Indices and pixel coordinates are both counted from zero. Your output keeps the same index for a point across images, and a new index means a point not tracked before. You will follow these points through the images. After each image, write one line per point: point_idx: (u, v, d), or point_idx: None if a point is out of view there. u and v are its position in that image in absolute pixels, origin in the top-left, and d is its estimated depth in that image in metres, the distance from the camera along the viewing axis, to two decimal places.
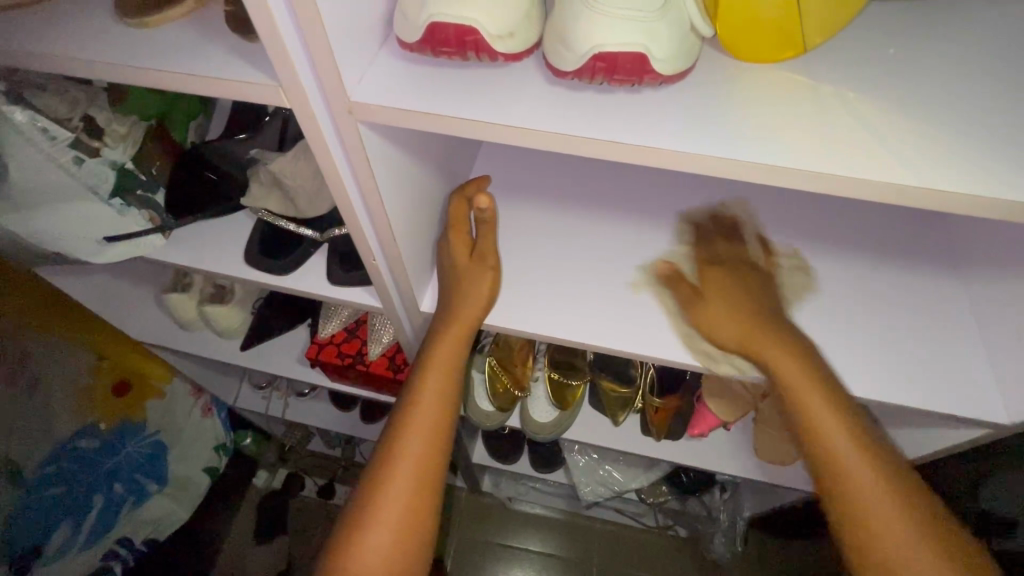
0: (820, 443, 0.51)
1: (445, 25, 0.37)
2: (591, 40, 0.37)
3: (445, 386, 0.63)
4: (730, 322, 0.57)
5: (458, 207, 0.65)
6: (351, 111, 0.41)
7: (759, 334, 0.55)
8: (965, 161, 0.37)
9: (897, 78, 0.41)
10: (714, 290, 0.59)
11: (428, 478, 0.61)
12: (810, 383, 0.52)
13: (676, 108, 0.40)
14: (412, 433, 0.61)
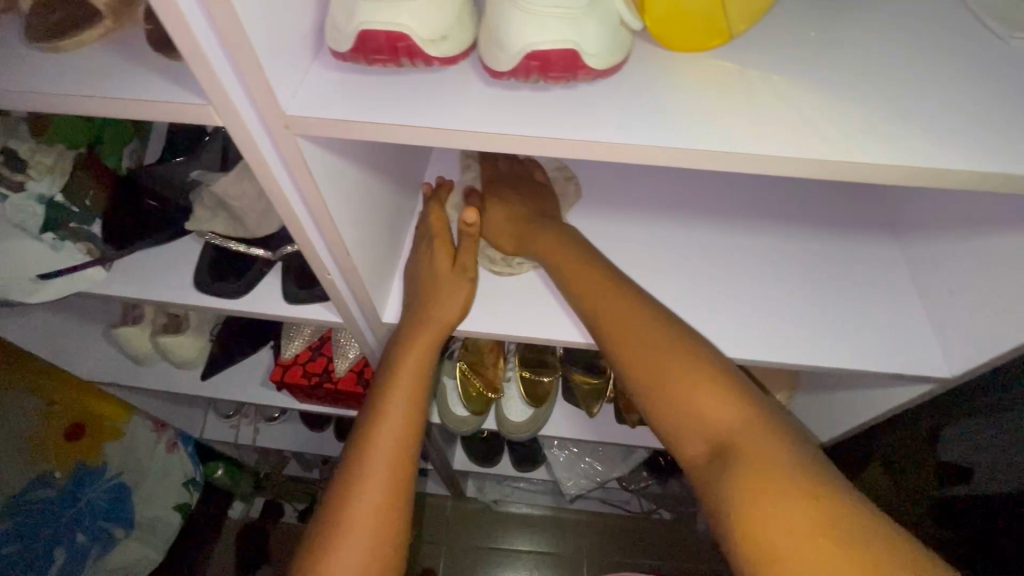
0: (708, 430, 0.44)
1: (374, 34, 0.32)
2: (521, 36, 0.31)
3: (415, 392, 0.61)
4: (610, 306, 0.51)
5: (438, 218, 0.63)
6: (288, 126, 0.36)
7: (636, 317, 0.50)
8: (887, 136, 0.34)
9: (827, 54, 0.38)
10: (584, 277, 0.54)
11: (396, 487, 0.59)
12: (693, 364, 0.47)
13: (622, 97, 0.36)
14: (382, 443, 0.59)
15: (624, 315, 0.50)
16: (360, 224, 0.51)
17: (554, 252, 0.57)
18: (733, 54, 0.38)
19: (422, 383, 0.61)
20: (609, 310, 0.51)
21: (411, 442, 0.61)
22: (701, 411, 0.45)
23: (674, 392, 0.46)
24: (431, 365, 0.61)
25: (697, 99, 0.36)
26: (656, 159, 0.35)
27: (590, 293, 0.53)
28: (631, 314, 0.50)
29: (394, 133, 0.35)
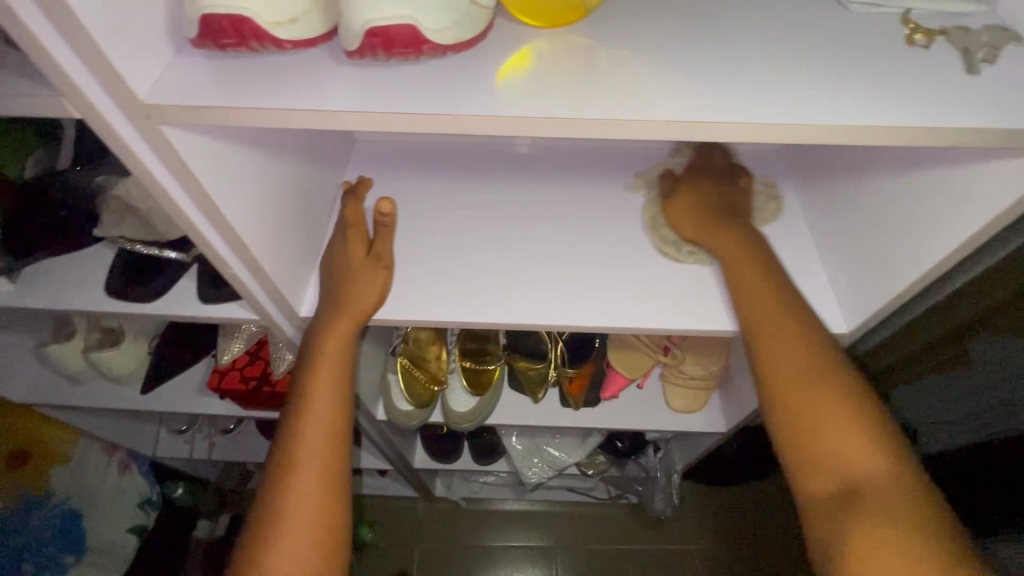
0: (838, 469, 0.48)
1: (216, 16, 0.32)
2: (360, 13, 0.32)
3: (338, 379, 0.60)
4: (774, 338, 0.52)
5: (352, 208, 0.62)
6: (149, 115, 0.36)
7: (790, 354, 0.52)
8: (731, 94, 0.36)
9: (676, 24, 0.40)
10: (759, 298, 0.54)
11: (330, 478, 0.59)
12: (837, 406, 0.49)
13: (481, 70, 0.37)
14: (310, 433, 0.59)
15: (790, 347, 0.52)
16: (262, 217, 0.51)
17: (738, 257, 0.56)
18: (588, 28, 0.40)
19: (345, 369, 0.61)
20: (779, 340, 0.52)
21: (339, 434, 0.60)
22: (837, 451, 0.48)
23: (818, 434, 0.49)
24: (353, 351, 0.60)
25: (553, 70, 0.37)
26: (514, 129, 0.36)
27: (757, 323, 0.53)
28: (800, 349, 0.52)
29: (256, 115, 0.36)
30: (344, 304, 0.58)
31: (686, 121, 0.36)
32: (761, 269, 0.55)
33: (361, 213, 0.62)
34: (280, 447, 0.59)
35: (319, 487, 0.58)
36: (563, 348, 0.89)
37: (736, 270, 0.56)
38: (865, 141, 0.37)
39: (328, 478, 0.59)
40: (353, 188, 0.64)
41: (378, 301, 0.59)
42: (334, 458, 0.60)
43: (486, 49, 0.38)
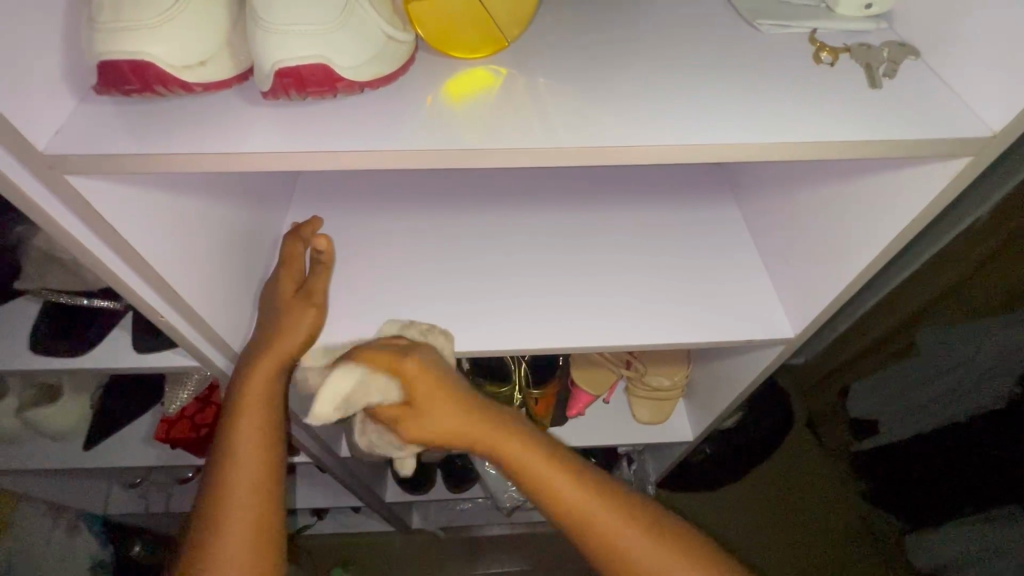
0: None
1: (115, 63, 0.31)
2: (269, 55, 0.32)
3: (266, 422, 0.56)
4: (592, 521, 0.49)
5: (293, 247, 0.57)
6: (52, 167, 0.34)
7: (618, 548, 0.49)
8: (651, 119, 0.37)
9: (599, 51, 0.42)
10: (559, 491, 0.50)
11: (264, 522, 0.55)
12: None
13: (402, 106, 0.37)
14: (237, 487, 0.55)
15: (619, 537, 0.49)
16: (194, 261, 0.49)
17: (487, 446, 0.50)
18: (512, 57, 0.40)
19: (274, 409, 0.57)
20: (598, 528, 0.49)
21: (273, 474, 0.57)
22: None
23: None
24: (281, 390, 0.57)
25: (480, 100, 0.38)
26: (439, 163, 0.36)
27: (563, 508, 0.49)
28: (620, 536, 0.49)
29: (169, 161, 0.34)
30: (276, 342, 0.55)
31: (609, 145, 0.36)
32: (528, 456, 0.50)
33: (302, 254, 0.58)
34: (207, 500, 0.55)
35: (251, 545, 0.54)
36: (527, 369, 0.87)
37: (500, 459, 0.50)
38: (785, 157, 0.38)
39: (263, 530, 0.55)
40: (301, 227, 0.59)
41: (306, 343, 0.56)
42: (265, 510, 0.55)
43: (409, 82, 0.38)
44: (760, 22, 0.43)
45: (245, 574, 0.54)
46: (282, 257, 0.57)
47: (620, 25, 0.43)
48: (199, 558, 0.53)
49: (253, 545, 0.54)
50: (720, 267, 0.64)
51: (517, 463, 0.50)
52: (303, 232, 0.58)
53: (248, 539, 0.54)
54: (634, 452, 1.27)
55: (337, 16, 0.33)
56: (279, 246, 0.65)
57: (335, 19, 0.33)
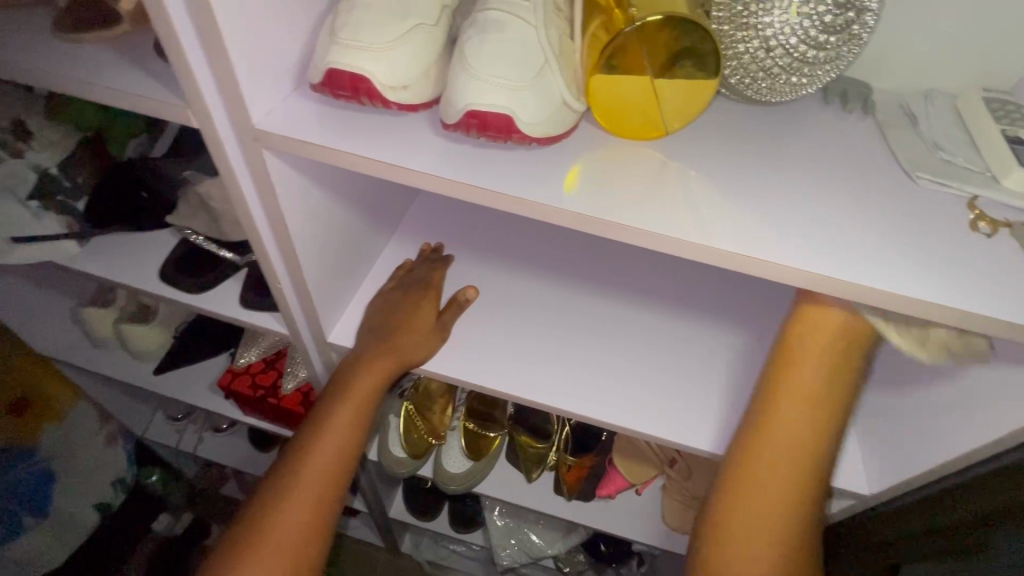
0: (768, 470, 0.46)
1: (340, 72, 0.36)
2: (465, 96, 0.35)
3: (359, 417, 0.58)
4: (819, 386, 0.45)
5: (435, 273, 0.66)
6: (256, 138, 0.40)
7: (801, 395, 0.45)
8: (785, 241, 0.39)
9: (749, 163, 0.43)
10: (802, 388, 0.45)
11: (320, 515, 0.57)
12: (800, 466, 0.46)
13: (558, 168, 0.40)
14: (311, 471, 0.57)
15: (776, 471, 0.46)
16: (320, 243, 0.54)
17: (808, 383, 0.45)
18: (666, 149, 0.43)
19: (368, 410, 0.59)
20: (793, 387, 0.46)
21: (344, 471, 0.58)
22: (771, 501, 0.46)
23: (749, 488, 0.47)
24: (382, 394, 0.60)
25: (628, 182, 0.40)
26: (572, 226, 0.39)
27: (803, 397, 0.45)
28: (806, 390, 0.45)
29: (345, 159, 0.39)
30: (390, 347, 0.59)
31: (732, 254, 0.38)
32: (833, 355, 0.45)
33: (437, 278, 0.66)
34: (283, 461, 0.58)
35: (311, 512, 0.57)
36: (568, 434, 0.88)
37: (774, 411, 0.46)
38: (910, 311, 0.38)
39: (319, 514, 0.57)
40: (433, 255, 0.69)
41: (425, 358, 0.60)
42: (327, 500, 0.57)
43: (568, 148, 0.41)
44: (920, 175, 0.43)
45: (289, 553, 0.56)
46: (427, 279, 0.65)
47: (775, 142, 0.45)
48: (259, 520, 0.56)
49: (302, 530, 0.56)
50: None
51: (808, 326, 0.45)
52: (447, 259, 0.69)
53: (306, 520, 0.56)
54: (647, 555, 1.19)
55: (531, 77, 0.36)
56: (386, 251, 0.71)
57: (528, 78, 0.36)
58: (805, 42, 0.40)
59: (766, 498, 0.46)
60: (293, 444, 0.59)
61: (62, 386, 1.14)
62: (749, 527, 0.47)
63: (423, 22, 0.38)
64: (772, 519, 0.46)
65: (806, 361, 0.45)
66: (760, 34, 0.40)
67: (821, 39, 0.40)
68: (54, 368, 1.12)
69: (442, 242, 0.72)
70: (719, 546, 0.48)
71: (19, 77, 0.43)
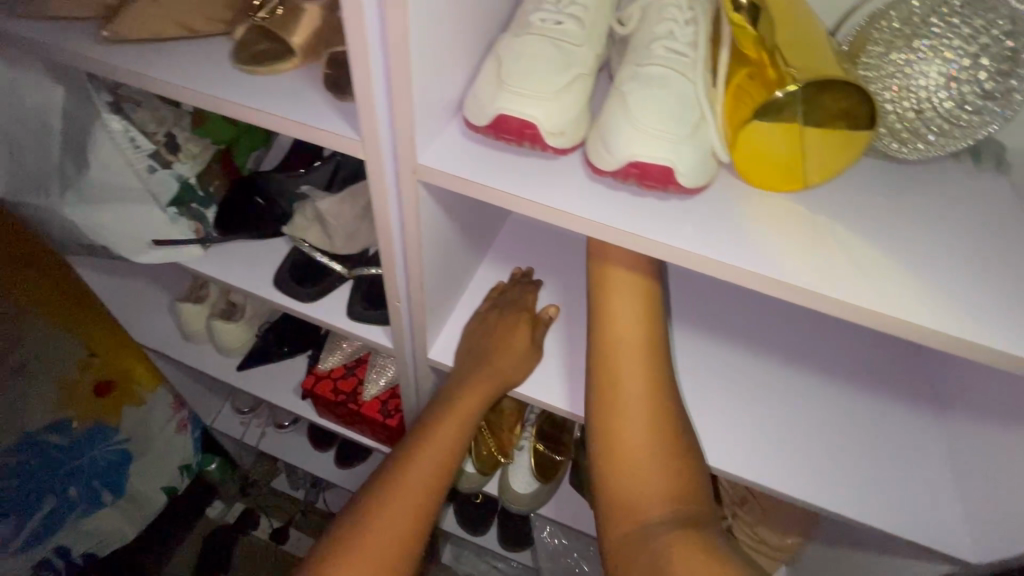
0: (636, 422, 0.50)
1: (509, 117, 0.39)
2: (628, 146, 0.37)
3: (461, 430, 0.62)
4: (631, 324, 0.52)
5: (526, 294, 0.68)
6: (415, 172, 0.43)
7: (627, 339, 0.52)
8: (925, 301, 0.38)
9: (888, 219, 0.43)
10: (629, 334, 0.52)
11: (416, 523, 0.58)
12: (652, 413, 0.51)
13: (700, 215, 0.41)
14: (414, 480, 0.59)
15: (631, 415, 0.50)
16: (437, 266, 0.56)
17: (626, 324, 0.53)
18: (803, 200, 0.43)
19: (470, 425, 0.63)
20: (618, 339, 0.52)
21: (443, 482, 0.61)
22: (646, 455, 0.50)
23: (624, 443, 0.50)
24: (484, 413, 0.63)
25: (767, 231, 0.41)
26: (710, 272, 0.40)
27: (627, 343, 0.52)
28: (634, 336, 0.52)
29: (500, 196, 0.41)
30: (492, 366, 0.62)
31: (875, 314, 0.38)
32: (639, 303, 0.53)
33: (530, 301, 0.67)
34: (385, 467, 0.61)
35: (410, 519, 0.58)
36: None
37: (615, 361, 0.52)
38: None
39: (417, 522, 0.59)
40: (524, 278, 0.71)
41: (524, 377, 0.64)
42: (424, 510, 0.59)
43: (710, 197, 0.43)
44: None
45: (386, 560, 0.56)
46: (519, 299, 0.67)
47: (915, 200, 0.44)
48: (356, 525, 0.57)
49: (400, 537, 0.57)
50: (910, 458, 0.59)
51: (608, 283, 0.53)
52: (534, 280, 0.71)
53: (404, 527, 0.58)
54: None
55: (691, 132, 0.37)
56: (481, 272, 0.73)
57: (688, 132, 0.37)
58: (959, 106, 0.40)
59: (636, 449, 0.50)
60: (396, 453, 0.62)
61: (146, 371, 1.21)
62: (642, 481, 0.49)
63: (583, 72, 0.40)
64: (657, 471, 0.49)
65: (617, 310, 0.53)
66: (914, 96, 0.41)
67: (976, 105, 0.40)
68: (142, 353, 1.17)
69: (531, 267, 0.74)
70: (626, 515, 0.49)
71: (197, 105, 0.47)
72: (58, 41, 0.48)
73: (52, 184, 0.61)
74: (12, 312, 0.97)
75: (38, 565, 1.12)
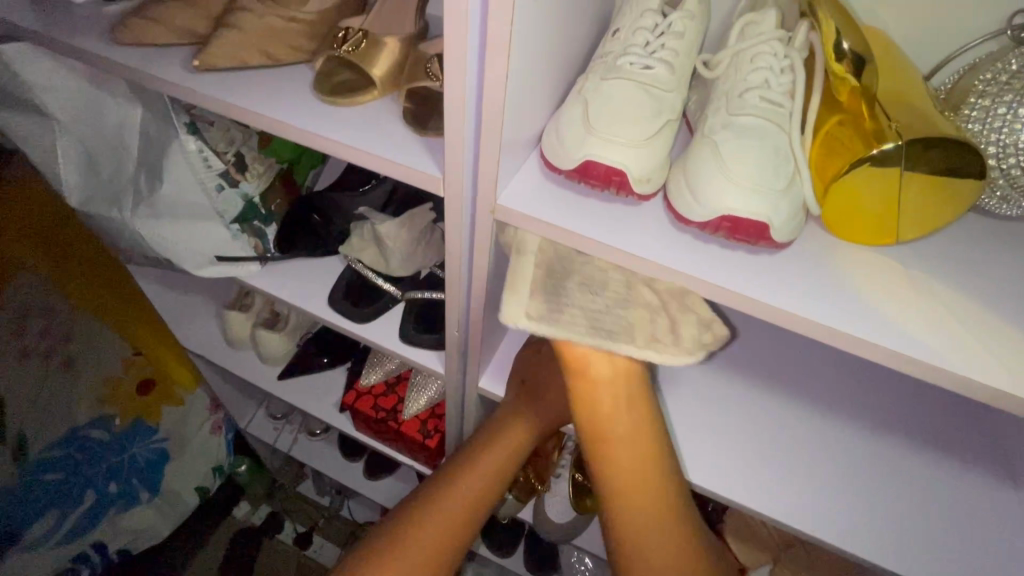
0: (654, 508, 0.53)
1: (596, 163, 0.38)
2: (720, 199, 0.36)
3: (509, 459, 0.62)
4: (629, 399, 0.52)
5: None
6: (493, 211, 0.42)
7: (631, 418, 0.52)
8: None
9: (988, 280, 0.41)
10: (631, 412, 0.52)
11: (450, 548, 0.58)
12: (668, 493, 0.53)
13: (786, 269, 0.40)
14: (451, 505, 0.59)
15: (653, 500, 0.53)
16: (497, 299, 0.56)
17: (620, 401, 0.52)
18: (893, 256, 0.42)
19: (511, 458, 0.63)
20: (620, 420, 0.52)
21: (480, 510, 0.60)
22: (667, 538, 0.53)
23: (649, 530, 0.53)
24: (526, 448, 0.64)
25: (859, 288, 0.39)
26: (798, 329, 0.38)
27: (633, 426, 0.52)
28: (639, 417, 0.52)
29: (580, 240, 0.41)
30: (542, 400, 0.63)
31: (984, 386, 0.35)
32: (627, 368, 0.51)
33: None
34: (423, 491, 0.60)
35: (443, 544, 0.58)
36: None
37: (605, 451, 0.52)
38: None
39: (451, 547, 0.58)
40: None
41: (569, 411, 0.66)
42: (458, 539, 0.59)
43: (796, 251, 0.41)
44: None
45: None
46: None
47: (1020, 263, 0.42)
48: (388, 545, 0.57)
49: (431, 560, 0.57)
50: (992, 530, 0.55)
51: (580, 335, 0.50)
52: None
53: (437, 551, 0.57)
54: None
55: (786, 187, 0.36)
56: None
57: (783, 187, 0.36)
58: None
59: (660, 535, 0.53)
60: (435, 476, 0.62)
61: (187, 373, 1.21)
62: (665, 565, 0.53)
63: (672, 119, 0.39)
64: (675, 549, 0.54)
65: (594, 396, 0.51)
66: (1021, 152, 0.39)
67: None
68: (183, 355, 1.17)
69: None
70: None
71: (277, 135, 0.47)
72: (148, 66, 0.49)
73: (126, 198, 0.63)
74: (66, 310, 1.00)
75: (74, 561, 1.14)
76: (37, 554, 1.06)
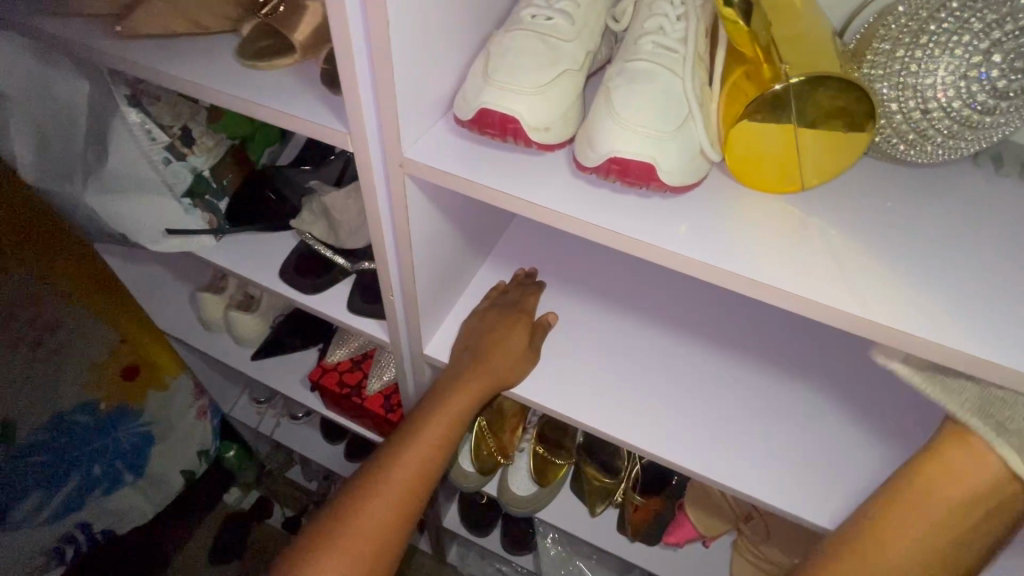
0: None
1: (491, 112, 0.39)
2: (609, 143, 0.36)
3: (449, 433, 0.61)
4: (952, 520, 0.39)
5: (526, 299, 0.68)
6: (402, 165, 0.43)
7: (947, 523, 0.40)
8: (924, 309, 0.36)
9: (891, 225, 0.41)
10: (959, 522, 0.39)
11: (399, 517, 0.58)
12: None
13: (687, 217, 0.40)
14: (398, 472, 0.59)
15: None
16: (432, 263, 0.57)
17: (944, 503, 0.39)
18: (797, 203, 0.42)
19: (458, 425, 0.62)
20: (920, 518, 0.40)
21: (428, 475, 0.60)
22: None
23: None
24: (472, 414, 0.63)
25: (756, 234, 0.40)
26: (695, 274, 0.39)
27: (941, 533, 0.40)
28: (964, 526, 0.39)
29: (482, 191, 0.41)
30: (482, 367, 0.62)
31: (869, 325, 0.36)
32: (984, 495, 0.38)
33: (530, 304, 0.68)
34: (372, 462, 0.60)
35: (392, 514, 0.58)
36: (639, 472, 0.87)
37: (884, 542, 0.41)
38: None
39: (400, 516, 0.58)
40: (524, 281, 0.71)
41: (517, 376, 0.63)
42: (405, 508, 0.59)
43: (700, 199, 0.41)
44: None
45: (366, 549, 0.57)
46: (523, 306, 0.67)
47: (927, 207, 0.42)
48: (339, 516, 0.58)
49: (381, 529, 0.58)
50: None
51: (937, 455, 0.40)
52: (528, 283, 0.71)
53: (386, 521, 0.58)
54: None
55: (675, 128, 0.37)
56: (481, 271, 0.73)
57: (671, 128, 0.36)
58: (969, 106, 0.38)
59: None
60: (384, 448, 0.61)
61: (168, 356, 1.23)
62: None
63: (570, 67, 0.40)
64: None
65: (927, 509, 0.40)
66: (919, 96, 0.39)
67: (989, 104, 0.38)
68: (165, 340, 1.20)
69: (534, 267, 0.74)
70: None
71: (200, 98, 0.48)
72: (79, 37, 0.50)
73: (76, 173, 0.64)
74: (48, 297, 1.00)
75: (60, 540, 1.16)
76: (23, 532, 1.08)
